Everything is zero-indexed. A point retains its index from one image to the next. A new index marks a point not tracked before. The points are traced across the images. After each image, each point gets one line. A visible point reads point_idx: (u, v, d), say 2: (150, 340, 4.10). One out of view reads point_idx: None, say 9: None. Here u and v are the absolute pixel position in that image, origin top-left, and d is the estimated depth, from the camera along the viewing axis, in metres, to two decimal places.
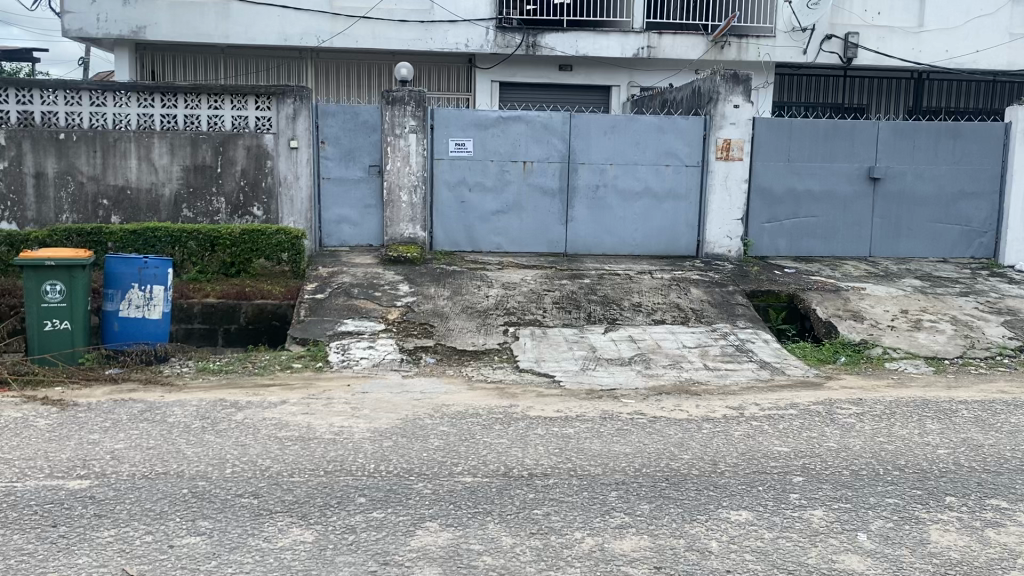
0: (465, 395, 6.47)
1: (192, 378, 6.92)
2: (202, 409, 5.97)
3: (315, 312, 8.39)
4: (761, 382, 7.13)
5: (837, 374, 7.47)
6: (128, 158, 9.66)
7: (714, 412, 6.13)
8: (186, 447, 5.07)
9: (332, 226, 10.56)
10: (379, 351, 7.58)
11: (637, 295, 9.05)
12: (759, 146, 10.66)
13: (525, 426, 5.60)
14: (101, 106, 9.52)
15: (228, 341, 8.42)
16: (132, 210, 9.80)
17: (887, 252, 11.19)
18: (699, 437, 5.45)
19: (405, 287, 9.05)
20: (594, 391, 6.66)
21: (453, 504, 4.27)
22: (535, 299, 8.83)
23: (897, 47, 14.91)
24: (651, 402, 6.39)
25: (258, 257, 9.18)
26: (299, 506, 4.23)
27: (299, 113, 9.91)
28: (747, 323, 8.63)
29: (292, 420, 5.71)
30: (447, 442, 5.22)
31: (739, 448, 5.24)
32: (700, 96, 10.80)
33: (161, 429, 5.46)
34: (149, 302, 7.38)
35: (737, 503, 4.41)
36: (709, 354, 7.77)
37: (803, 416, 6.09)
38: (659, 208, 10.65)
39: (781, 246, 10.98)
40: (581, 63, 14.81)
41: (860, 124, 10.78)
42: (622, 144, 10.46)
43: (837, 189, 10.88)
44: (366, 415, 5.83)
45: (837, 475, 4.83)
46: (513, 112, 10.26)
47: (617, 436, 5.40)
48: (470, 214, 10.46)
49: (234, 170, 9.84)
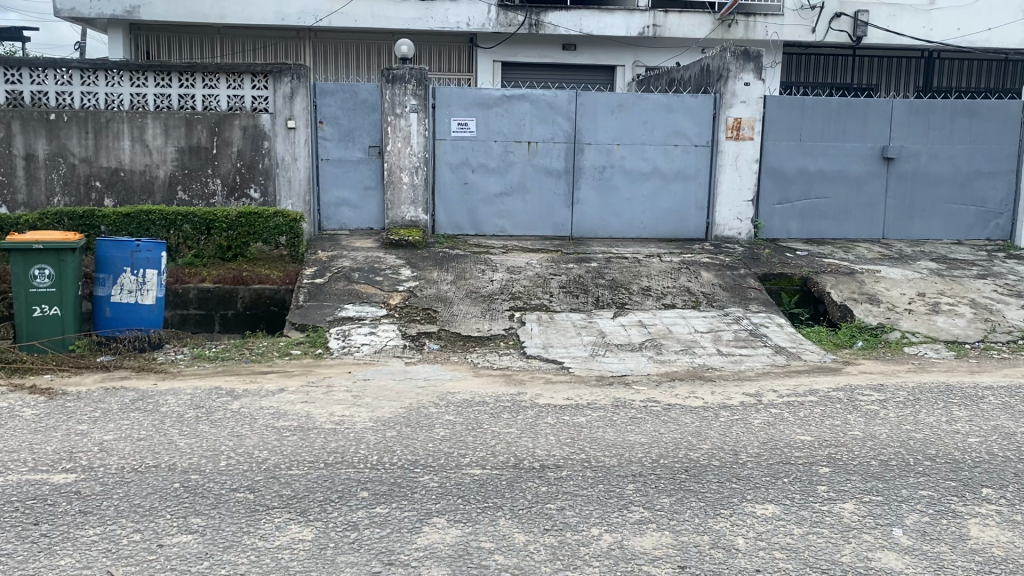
0: (470, 382, 6.22)
1: (187, 365, 6.67)
2: (196, 398, 5.72)
3: (314, 297, 8.12)
4: (777, 367, 6.87)
5: (856, 360, 7.21)
6: (121, 139, 9.38)
7: (731, 399, 5.88)
8: (178, 439, 4.81)
9: (331, 209, 10.26)
10: (381, 337, 7.33)
11: (646, 279, 8.78)
12: (770, 125, 10.37)
13: (534, 414, 5.35)
14: (92, 86, 9.26)
15: (225, 327, 8.18)
16: (125, 192, 9.51)
17: (901, 234, 10.91)
18: (717, 426, 5.20)
19: (407, 271, 8.77)
20: (604, 378, 6.41)
21: (461, 498, 4.02)
22: (541, 283, 8.56)
23: (907, 25, 14.57)
24: (664, 389, 6.13)
25: (255, 241, 8.91)
26: (298, 502, 3.97)
27: (297, 92, 9.65)
28: (761, 307, 8.37)
29: (290, 408, 5.46)
30: (453, 432, 4.97)
31: (761, 437, 4.99)
32: (709, 74, 10.51)
33: (153, 418, 5.21)
34: (142, 287, 7.11)
35: (763, 496, 4.16)
36: (722, 339, 7.50)
37: (825, 403, 5.83)
38: (667, 190, 10.37)
39: (792, 228, 10.70)
40: (585, 42, 14.51)
41: (873, 101, 10.48)
42: (629, 123, 10.17)
43: (850, 169, 10.60)
44: (368, 404, 5.58)
45: (866, 465, 4.57)
46: (516, 90, 9.96)
47: (631, 425, 5.15)
48: (473, 196, 10.18)
49: (230, 151, 9.55)
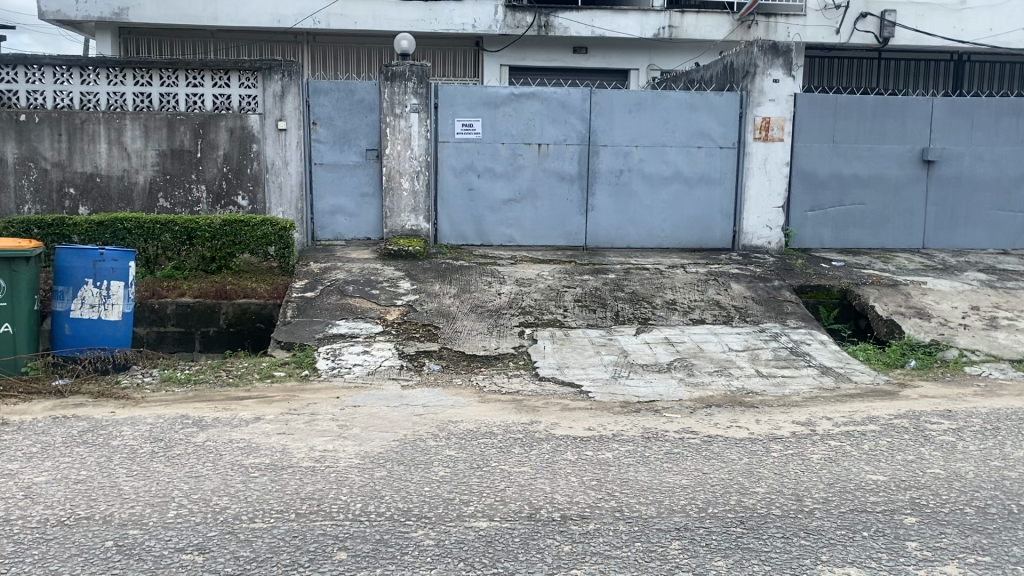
0: (475, 408, 5.40)
1: (154, 390, 5.85)
2: (155, 429, 4.90)
3: (302, 312, 7.30)
4: (825, 392, 6.03)
5: (912, 382, 6.37)
6: (97, 142, 8.62)
7: (781, 429, 5.05)
8: (123, 481, 3.99)
9: (326, 218, 9.41)
10: (376, 357, 6.51)
11: (670, 292, 7.94)
12: (800, 126, 9.60)
13: (551, 449, 4.52)
14: (66, 84, 8.52)
15: (205, 346, 7.40)
16: (101, 200, 8.73)
17: (944, 243, 10.05)
18: (770, 463, 4.38)
19: (406, 284, 7.96)
20: (630, 405, 5.56)
21: (463, 563, 3.18)
22: (554, 297, 7.73)
23: (937, 25, 13.75)
24: (701, 417, 5.30)
25: (241, 252, 8.12)
26: (257, 567, 3.14)
27: (288, 91, 8.84)
28: (799, 322, 7.54)
29: (264, 442, 4.64)
30: (455, 472, 4.13)
31: (825, 477, 4.16)
32: (734, 72, 9.73)
33: (100, 454, 4.41)
34: (106, 301, 6.31)
35: (841, 557, 3.31)
36: (760, 358, 6.66)
37: (889, 433, 4.98)
38: (689, 195, 9.57)
39: (825, 237, 9.87)
40: (597, 45, 13.78)
41: (912, 100, 9.68)
42: (649, 123, 9.38)
43: (887, 173, 9.78)
44: (356, 436, 4.75)
45: (960, 515, 3.72)
46: (526, 88, 9.20)
47: (669, 464, 4.30)
48: (479, 203, 9.38)
49: (215, 154, 8.79)
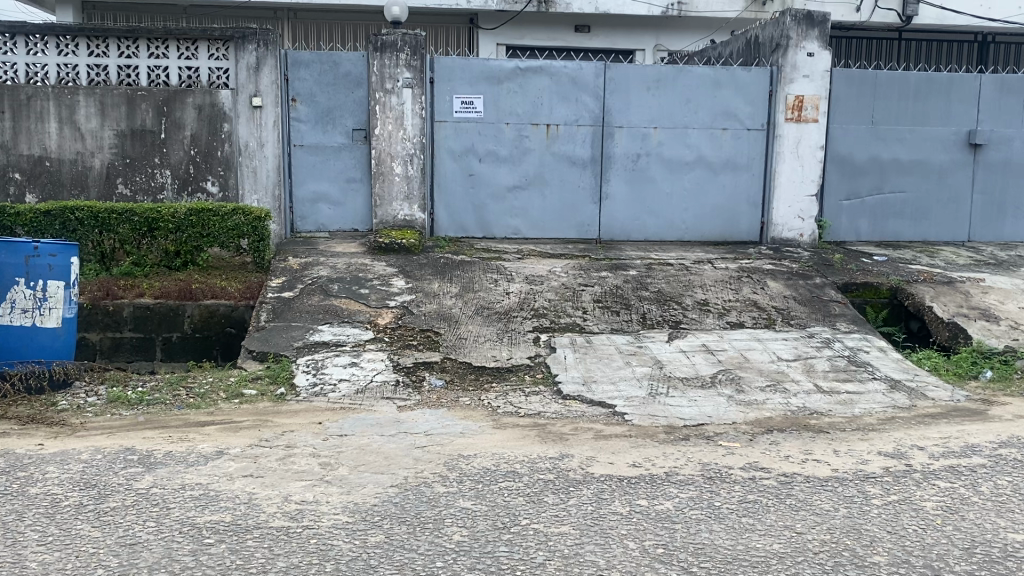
0: (490, 438, 4.39)
1: (97, 415, 4.81)
2: (89, 470, 3.87)
3: (279, 316, 6.25)
4: (902, 412, 5.08)
5: (998, 398, 5.42)
6: (46, 121, 7.54)
7: (869, 464, 4.10)
8: (30, 555, 2.96)
9: (306, 207, 8.31)
10: (366, 370, 5.49)
11: (700, 290, 6.98)
12: (836, 105, 8.65)
13: (593, 498, 3.52)
14: (9, 55, 7.47)
15: (167, 355, 6.36)
16: (51, 186, 7.64)
17: (990, 236, 9.13)
18: (877, 515, 3.41)
19: (400, 282, 6.93)
20: (676, 430, 4.59)
21: None
22: (570, 297, 6.74)
23: (963, 3, 12.81)
24: (766, 448, 4.33)
25: (209, 245, 7.08)
26: None
27: (263, 63, 7.78)
28: (852, 326, 6.59)
29: (225, 490, 3.63)
30: (475, 535, 3.13)
31: (956, 539, 3.19)
32: (760, 46, 8.78)
33: (10, 509, 3.38)
34: (42, 306, 5.22)
35: None
36: (817, 370, 5.70)
37: (1006, 469, 4.03)
38: (714, 182, 8.60)
39: (862, 229, 8.94)
40: (600, 23, 12.79)
41: (958, 77, 8.76)
42: (669, 102, 8.41)
43: (931, 157, 8.85)
44: (344, 480, 3.74)
45: None
46: (533, 61, 8.20)
47: (748, 521, 3.31)
48: (480, 190, 8.37)
49: (181, 135, 7.74)
